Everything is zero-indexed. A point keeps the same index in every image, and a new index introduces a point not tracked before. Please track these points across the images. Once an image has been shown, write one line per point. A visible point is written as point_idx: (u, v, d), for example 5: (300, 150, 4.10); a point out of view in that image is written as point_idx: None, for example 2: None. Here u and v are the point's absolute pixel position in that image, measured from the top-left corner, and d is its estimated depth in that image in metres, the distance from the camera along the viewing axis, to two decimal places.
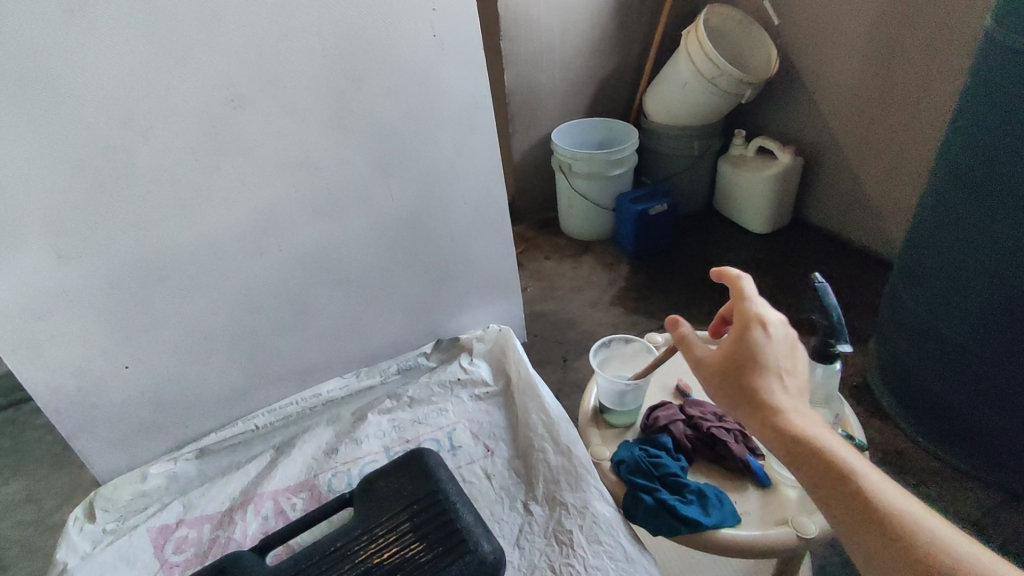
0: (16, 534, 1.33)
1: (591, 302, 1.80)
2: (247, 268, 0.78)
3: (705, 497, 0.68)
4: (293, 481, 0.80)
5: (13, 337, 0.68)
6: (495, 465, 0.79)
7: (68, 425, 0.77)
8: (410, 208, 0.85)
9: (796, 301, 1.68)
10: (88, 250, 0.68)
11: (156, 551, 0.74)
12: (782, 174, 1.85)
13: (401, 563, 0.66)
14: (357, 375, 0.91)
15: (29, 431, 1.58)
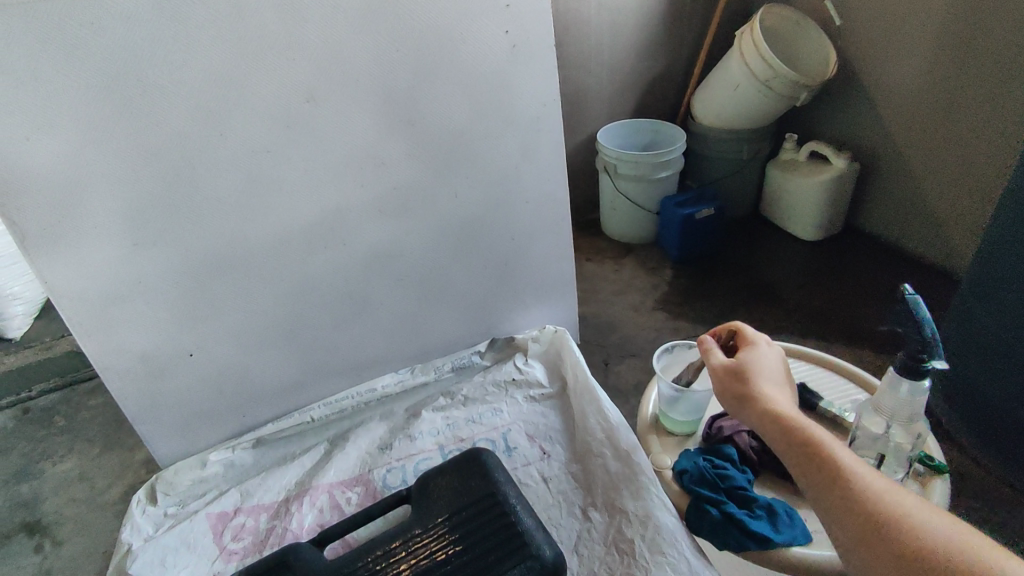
0: (70, 511, 1.37)
1: (634, 305, 1.77)
2: (311, 262, 0.78)
3: (775, 514, 0.65)
4: (348, 475, 0.81)
5: (87, 319, 0.70)
6: (552, 469, 0.78)
7: (132, 409, 0.78)
8: (473, 206, 0.84)
9: (850, 313, 1.62)
10: (163, 239, 0.69)
11: (215, 537, 0.75)
12: (836, 180, 1.79)
13: (461, 564, 0.65)
14: (411, 371, 0.91)
15: (81, 412, 1.63)
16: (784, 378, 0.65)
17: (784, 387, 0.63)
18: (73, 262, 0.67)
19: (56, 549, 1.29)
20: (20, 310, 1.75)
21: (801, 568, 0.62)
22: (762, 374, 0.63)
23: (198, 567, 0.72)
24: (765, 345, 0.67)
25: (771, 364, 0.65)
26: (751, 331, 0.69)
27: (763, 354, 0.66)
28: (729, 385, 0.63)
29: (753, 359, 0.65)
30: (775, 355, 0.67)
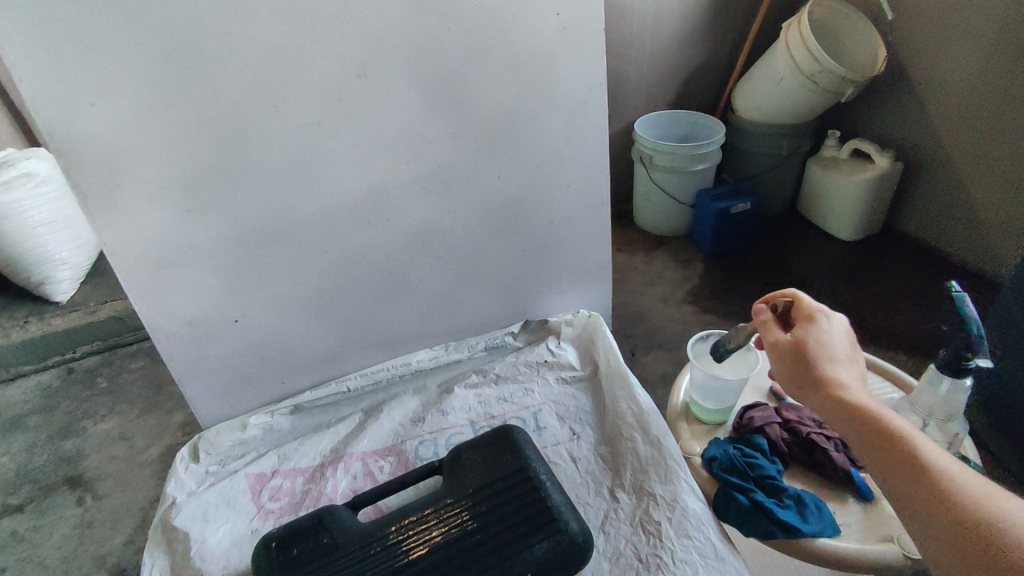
0: (111, 468, 1.44)
1: (663, 297, 1.77)
2: (355, 237, 0.80)
3: (804, 504, 0.67)
4: (381, 445, 0.83)
5: (141, 282, 0.73)
6: (581, 450, 0.79)
7: (179, 369, 0.81)
8: (514, 187, 0.85)
9: (885, 315, 1.59)
10: (214, 207, 0.71)
11: (253, 496, 0.78)
12: (879, 179, 1.75)
13: (492, 534, 0.67)
14: (445, 348, 0.93)
15: (123, 374, 1.71)
16: (848, 353, 0.62)
17: (848, 365, 0.61)
18: (129, 225, 0.69)
19: (98, 503, 1.35)
20: (67, 274, 1.82)
21: (826, 556, 0.64)
22: (826, 353, 0.61)
23: (237, 523, 0.75)
24: (829, 317, 0.64)
25: (836, 339, 0.62)
26: (809, 302, 0.66)
27: (827, 328, 0.63)
28: (793, 368, 0.61)
29: (817, 336, 0.62)
30: (839, 327, 0.64)
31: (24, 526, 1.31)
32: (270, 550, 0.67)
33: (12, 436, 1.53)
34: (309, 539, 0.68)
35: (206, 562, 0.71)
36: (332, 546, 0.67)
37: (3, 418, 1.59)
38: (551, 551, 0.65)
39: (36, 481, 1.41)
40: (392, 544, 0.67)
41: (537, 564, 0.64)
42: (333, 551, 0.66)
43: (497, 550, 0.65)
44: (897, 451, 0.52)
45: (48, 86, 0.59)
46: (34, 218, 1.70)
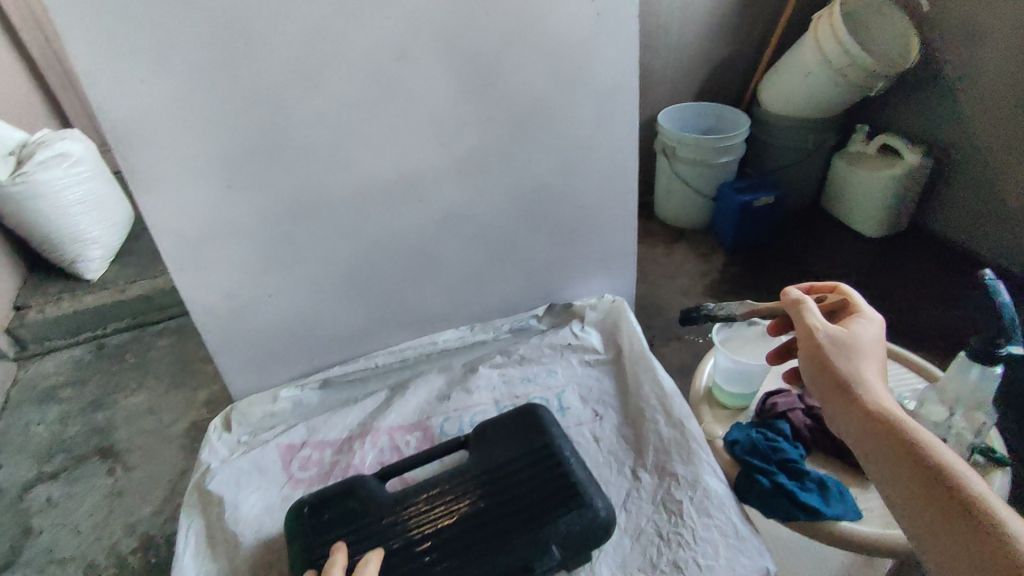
0: (139, 440, 1.48)
1: (682, 289, 1.77)
2: (388, 217, 0.82)
3: (826, 488, 0.68)
4: (406, 420, 0.85)
5: (181, 256, 0.75)
6: (604, 430, 0.80)
7: (214, 342, 0.83)
8: (544, 172, 0.86)
9: (909, 312, 1.58)
10: (255, 184, 0.73)
11: (284, 465, 0.80)
12: (907, 174, 1.72)
13: (517, 505, 0.68)
14: (471, 328, 0.95)
15: (151, 350, 1.75)
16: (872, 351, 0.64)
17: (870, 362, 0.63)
18: (171, 199, 0.71)
19: (127, 473, 1.39)
20: (98, 254, 1.86)
21: (846, 539, 0.65)
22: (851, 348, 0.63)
23: (269, 491, 0.78)
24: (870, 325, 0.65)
25: (873, 347, 0.63)
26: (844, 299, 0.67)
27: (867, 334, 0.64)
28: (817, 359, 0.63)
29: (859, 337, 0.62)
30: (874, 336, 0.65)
31: (58, 493, 1.36)
32: (302, 515, 0.69)
33: (46, 406, 1.59)
34: (339, 506, 0.70)
35: (240, 524, 0.74)
36: (362, 513, 0.69)
37: (37, 389, 1.65)
38: (575, 525, 0.66)
39: (69, 450, 1.46)
40: (418, 513, 0.69)
41: (562, 536, 0.66)
42: (362, 517, 0.69)
43: (523, 521, 0.67)
44: (921, 457, 0.54)
45: (100, 62, 0.61)
46: (69, 197, 1.74)
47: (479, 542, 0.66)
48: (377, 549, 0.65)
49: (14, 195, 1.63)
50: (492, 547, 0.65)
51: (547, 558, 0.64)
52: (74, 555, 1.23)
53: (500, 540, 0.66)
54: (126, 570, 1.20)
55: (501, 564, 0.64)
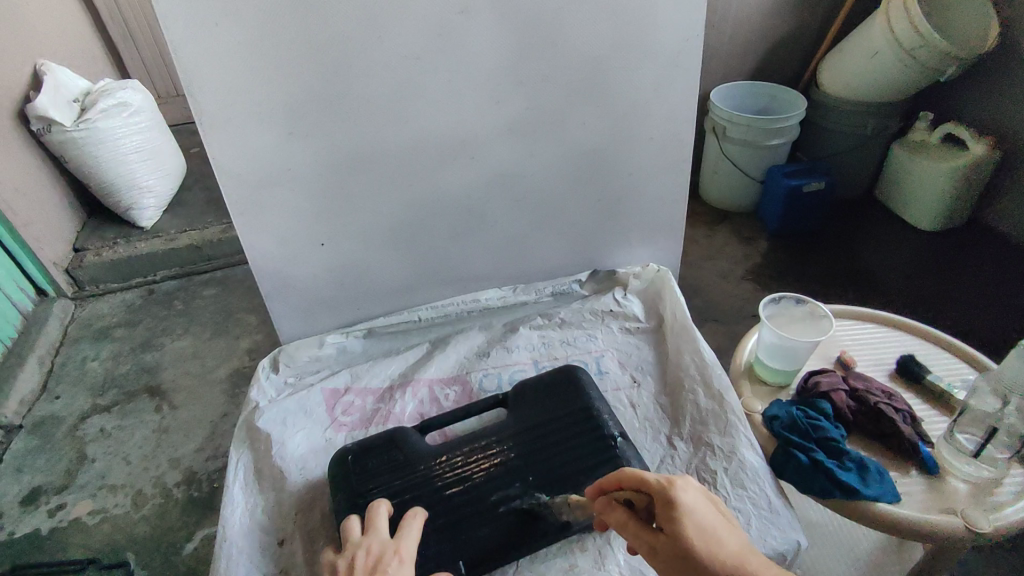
0: (185, 381, 1.55)
1: (722, 272, 1.74)
2: (441, 173, 0.83)
3: (866, 469, 0.67)
4: (446, 373, 0.87)
5: (241, 199, 0.77)
6: (641, 397, 0.81)
7: (266, 285, 0.86)
8: (597, 138, 0.86)
9: (960, 309, 1.52)
10: (316, 132, 0.75)
11: (328, 409, 0.83)
12: (971, 167, 1.65)
13: (556, 464, 0.71)
14: (513, 289, 0.96)
15: (198, 298, 1.82)
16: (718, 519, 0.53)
17: (728, 533, 0.52)
18: (238, 143, 0.73)
19: (173, 411, 1.46)
20: (152, 203, 1.91)
21: (884, 521, 0.64)
22: (707, 540, 0.51)
23: (313, 431, 0.81)
24: (681, 486, 0.54)
25: (706, 516, 0.53)
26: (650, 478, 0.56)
27: (689, 505, 0.53)
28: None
29: (703, 526, 0.52)
30: (697, 497, 0.54)
31: (110, 425, 1.43)
32: (346, 462, 0.72)
33: (100, 344, 1.67)
34: (383, 455, 0.73)
35: (286, 462, 0.77)
36: (405, 462, 0.72)
37: (92, 327, 1.73)
38: None
39: (120, 386, 1.54)
40: (457, 467, 0.71)
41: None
42: (404, 467, 0.72)
43: (561, 479, 0.69)
44: None
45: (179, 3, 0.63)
46: (128, 145, 1.81)
47: (518, 496, 0.69)
48: (421, 508, 0.67)
49: (77, 140, 1.70)
50: (532, 501, 0.68)
51: (585, 515, 0.67)
52: (124, 483, 1.30)
53: (539, 496, 0.68)
54: (170, 500, 1.26)
55: (540, 519, 0.67)
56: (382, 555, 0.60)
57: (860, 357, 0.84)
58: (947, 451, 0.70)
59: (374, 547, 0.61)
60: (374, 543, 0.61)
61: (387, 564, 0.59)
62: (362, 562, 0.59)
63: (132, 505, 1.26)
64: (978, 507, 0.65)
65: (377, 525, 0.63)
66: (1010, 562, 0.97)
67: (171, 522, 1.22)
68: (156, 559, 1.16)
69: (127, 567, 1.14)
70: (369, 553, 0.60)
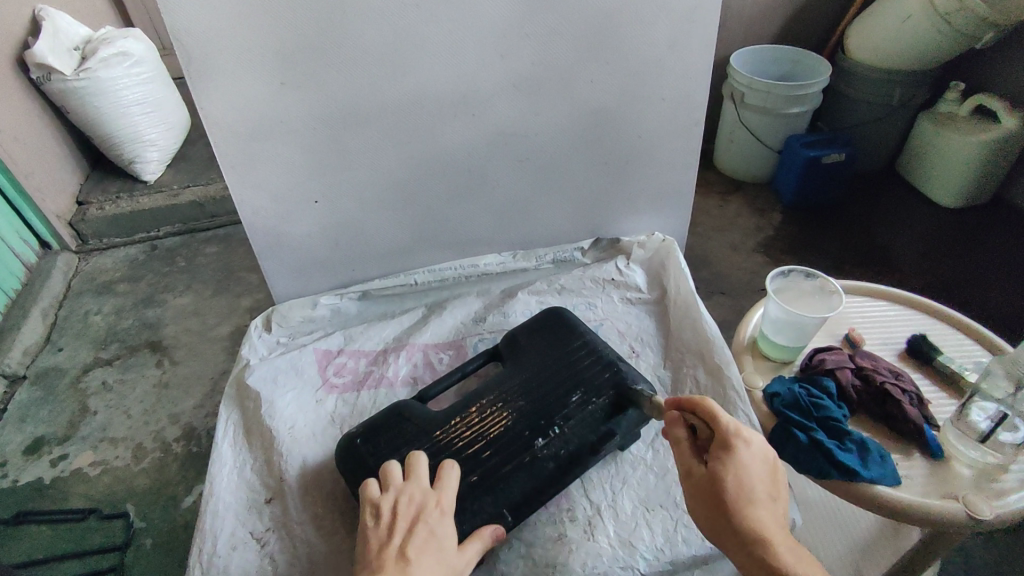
0: (186, 338, 1.55)
1: (732, 244, 1.70)
2: (440, 131, 0.79)
3: (867, 450, 0.64)
4: (442, 339, 0.86)
5: (233, 151, 0.74)
6: (640, 368, 0.80)
7: (259, 242, 0.83)
8: (606, 98, 0.81)
9: (976, 290, 1.48)
10: (309, 83, 0.71)
11: (320, 369, 0.82)
12: (1000, 141, 1.57)
13: (560, 395, 0.70)
14: (513, 255, 0.93)
15: (200, 256, 1.81)
16: (767, 483, 0.52)
17: (767, 502, 0.51)
18: (228, 93, 0.69)
19: (173, 367, 1.47)
20: (155, 156, 1.88)
21: (884, 503, 0.62)
22: (746, 491, 0.51)
23: (304, 391, 0.79)
24: (745, 440, 0.53)
25: (753, 475, 0.51)
26: (723, 415, 0.55)
27: (744, 458, 0.52)
28: (706, 506, 0.52)
29: (746, 474, 0.51)
30: (757, 450, 0.53)
31: (112, 379, 1.44)
32: (355, 447, 0.69)
33: (103, 298, 1.67)
34: (391, 430, 0.70)
35: (276, 420, 0.75)
36: (415, 432, 0.69)
37: (95, 281, 1.73)
38: (624, 407, 0.69)
39: (122, 341, 1.54)
40: (470, 426, 0.69)
41: (619, 420, 0.68)
42: (418, 437, 0.69)
43: (579, 409, 0.69)
44: None
45: None
46: (128, 97, 1.75)
47: (542, 430, 0.67)
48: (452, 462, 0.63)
49: (77, 90, 1.65)
50: (557, 433, 0.67)
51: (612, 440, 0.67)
52: (124, 436, 1.31)
53: (558, 430, 0.67)
54: (170, 455, 1.28)
55: (568, 451, 0.66)
56: (424, 506, 0.57)
57: (869, 335, 0.81)
58: (953, 436, 0.67)
59: (416, 496, 0.58)
60: (415, 492, 0.59)
61: (428, 515, 0.56)
62: (404, 510, 0.57)
63: (132, 458, 1.27)
64: (982, 493, 0.62)
65: (418, 473, 0.61)
66: (1009, 548, 0.96)
67: (170, 476, 1.24)
68: (154, 511, 1.17)
69: (126, 517, 1.16)
70: (410, 501, 0.58)
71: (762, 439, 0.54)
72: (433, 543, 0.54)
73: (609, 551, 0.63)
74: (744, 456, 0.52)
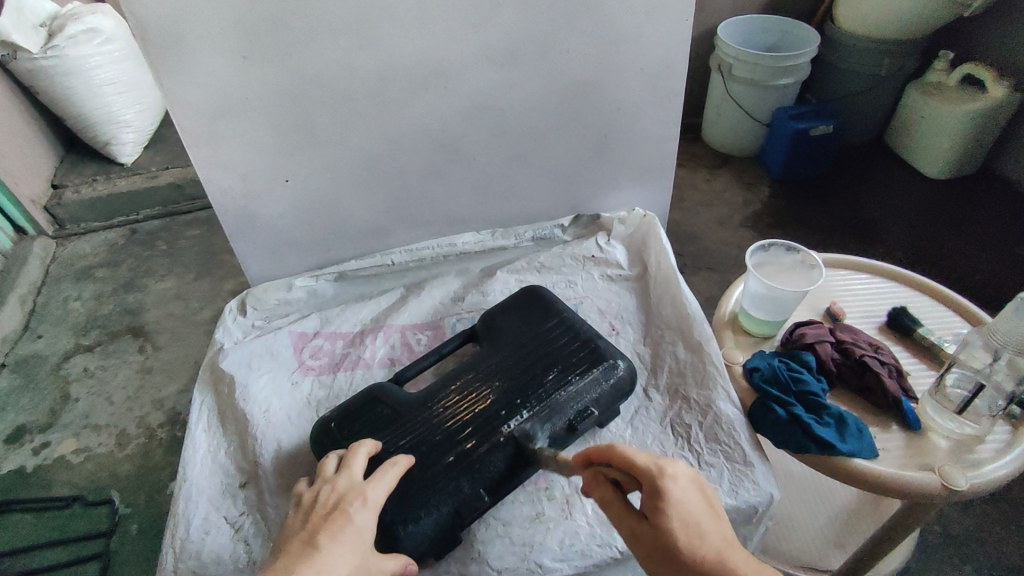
0: (168, 323, 1.53)
1: (719, 219, 1.68)
2: (411, 107, 0.77)
3: (845, 424, 0.64)
4: (420, 319, 0.84)
5: (196, 130, 0.71)
6: (620, 345, 0.79)
7: (230, 224, 0.81)
8: (583, 71, 0.79)
9: (962, 262, 1.48)
10: (272, 57, 0.68)
11: (295, 352, 0.80)
12: (988, 110, 1.56)
13: (535, 371, 0.70)
14: (492, 233, 0.92)
15: (181, 239, 1.77)
16: (710, 509, 0.47)
17: (720, 531, 0.46)
18: (189, 69, 0.66)
19: (156, 352, 1.45)
20: (132, 138, 1.82)
21: (860, 476, 0.62)
22: (694, 532, 0.46)
23: (279, 373, 0.78)
24: (668, 475, 0.48)
25: (692, 509, 0.46)
26: (638, 457, 0.49)
27: (676, 495, 0.47)
28: (664, 564, 0.46)
29: (688, 514, 0.46)
30: (684, 481, 0.48)
31: (93, 365, 1.42)
32: (329, 430, 0.68)
33: (82, 284, 1.64)
34: (367, 413, 0.69)
35: (250, 403, 0.74)
36: (392, 414, 0.69)
37: (74, 267, 1.70)
38: (601, 381, 0.68)
39: (103, 327, 1.52)
40: (447, 408, 0.68)
41: (597, 396, 0.68)
42: (395, 420, 0.68)
43: (555, 386, 0.68)
44: None
45: None
46: (100, 76, 1.68)
47: (519, 408, 0.66)
48: (407, 454, 0.62)
49: (45, 68, 1.58)
50: (533, 411, 0.66)
51: (589, 416, 0.66)
52: (107, 422, 1.30)
53: (534, 408, 0.66)
54: (153, 441, 1.26)
55: (546, 428, 0.65)
56: (344, 494, 0.56)
57: (851, 308, 0.81)
58: (930, 408, 0.67)
59: (340, 485, 0.57)
60: (341, 481, 0.58)
61: (347, 503, 0.55)
62: (325, 498, 0.56)
63: (116, 444, 1.26)
64: (958, 465, 0.62)
65: (352, 466, 0.59)
66: (987, 515, 0.97)
67: (155, 462, 1.23)
68: (139, 497, 1.17)
69: (111, 504, 1.15)
70: (334, 490, 0.57)
71: (686, 466, 0.49)
72: (347, 530, 0.52)
73: (587, 529, 0.63)
74: (677, 494, 0.47)
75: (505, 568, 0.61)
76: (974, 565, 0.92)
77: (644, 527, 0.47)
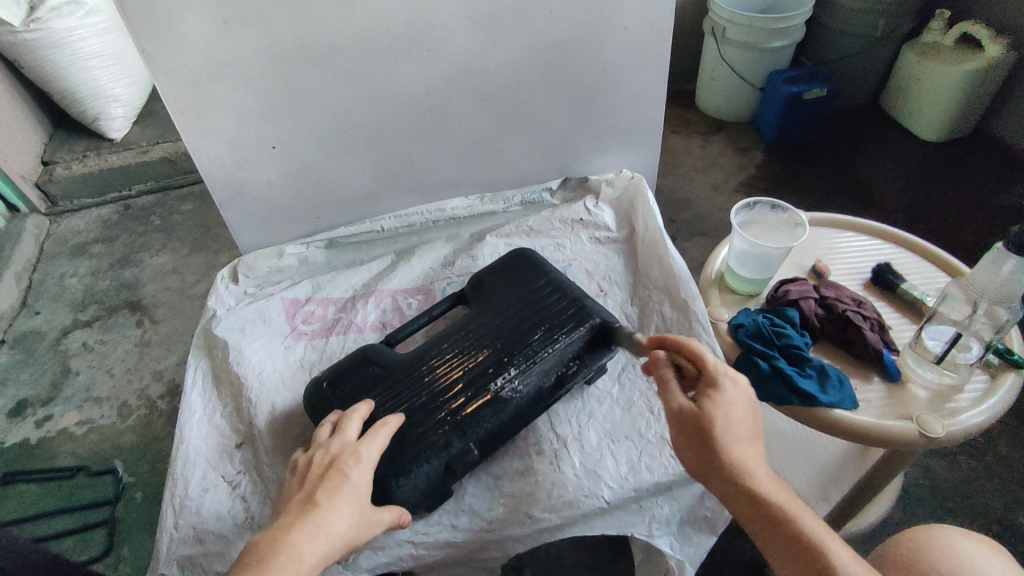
0: (165, 297, 1.53)
1: (714, 185, 1.68)
2: (396, 70, 0.76)
3: (826, 375, 0.65)
4: (410, 283, 0.85)
5: (179, 97, 0.71)
6: (608, 305, 0.80)
7: (218, 193, 0.81)
8: (568, 28, 0.78)
9: (954, 222, 1.48)
10: (252, 19, 0.67)
11: (288, 317, 0.81)
12: (983, 70, 1.54)
13: (522, 331, 0.71)
14: (480, 198, 0.92)
15: (175, 215, 1.77)
16: (752, 422, 0.53)
17: (751, 441, 0.52)
18: (167, 33, 0.65)
19: (154, 326, 1.46)
20: (121, 113, 1.79)
21: (841, 426, 0.63)
22: (731, 430, 0.52)
23: (272, 339, 0.79)
24: (731, 379, 0.54)
25: (739, 411, 0.52)
26: (711, 358, 0.56)
27: (730, 396, 0.53)
28: (694, 444, 0.52)
29: (733, 412, 0.52)
30: (740, 390, 0.54)
31: (93, 340, 1.44)
32: (321, 391, 0.70)
33: (78, 260, 1.65)
34: (358, 375, 0.71)
35: (244, 367, 0.75)
36: (384, 374, 0.70)
37: (69, 244, 1.70)
38: (589, 338, 0.70)
39: (101, 302, 1.53)
40: (437, 367, 0.69)
41: (583, 351, 0.69)
42: (385, 380, 0.69)
43: (542, 344, 0.69)
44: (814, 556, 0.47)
45: None
46: (86, 49, 1.64)
47: (506, 366, 0.68)
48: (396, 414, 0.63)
49: (28, 41, 1.55)
50: (521, 369, 0.67)
51: (575, 372, 0.68)
52: (109, 395, 1.32)
53: (522, 365, 0.67)
54: (154, 411, 1.29)
55: (533, 384, 0.66)
56: (339, 454, 0.57)
57: (836, 266, 0.81)
58: (911, 359, 0.68)
59: (333, 446, 0.58)
60: (335, 444, 0.58)
61: (342, 462, 0.56)
62: (320, 459, 0.56)
63: (118, 416, 1.28)
64: (935, 412, 0.63)
65: (345, 429, 0.60)
66: (968, 466, 1.00)
67: (157, 432, 1.25)
68: (143, 466, 1.19)
69: (116, 473, 1.18)
70: (328, 451, 0.57)
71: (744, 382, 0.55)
72: (345, 487, 0.54)
73: (574, 482, 0.64)
74: (729, 398, 0.53)
75: (494, 519, 0.64)
76: (956, 513, 0.94)
77: (688, 408, 0.53)
